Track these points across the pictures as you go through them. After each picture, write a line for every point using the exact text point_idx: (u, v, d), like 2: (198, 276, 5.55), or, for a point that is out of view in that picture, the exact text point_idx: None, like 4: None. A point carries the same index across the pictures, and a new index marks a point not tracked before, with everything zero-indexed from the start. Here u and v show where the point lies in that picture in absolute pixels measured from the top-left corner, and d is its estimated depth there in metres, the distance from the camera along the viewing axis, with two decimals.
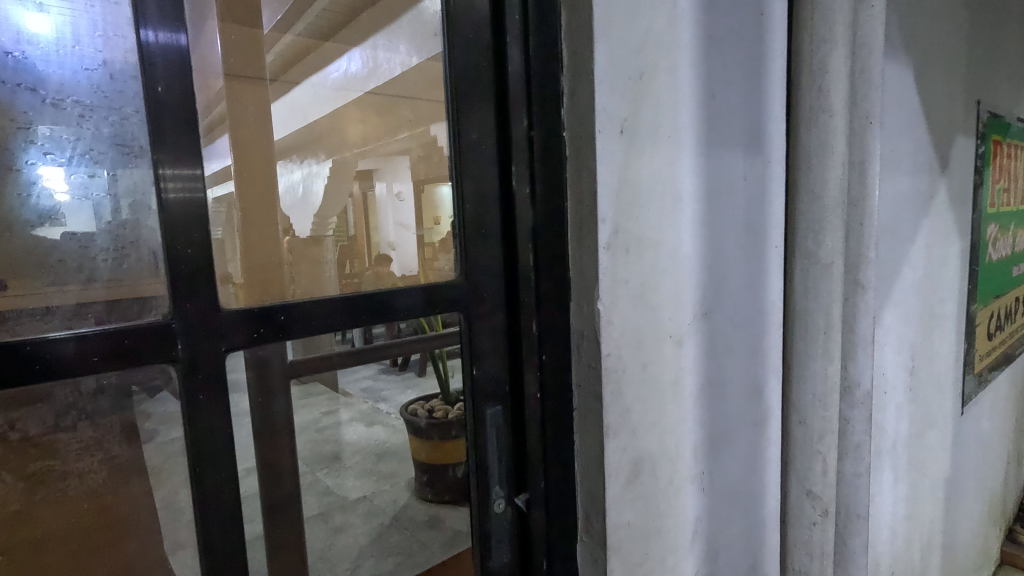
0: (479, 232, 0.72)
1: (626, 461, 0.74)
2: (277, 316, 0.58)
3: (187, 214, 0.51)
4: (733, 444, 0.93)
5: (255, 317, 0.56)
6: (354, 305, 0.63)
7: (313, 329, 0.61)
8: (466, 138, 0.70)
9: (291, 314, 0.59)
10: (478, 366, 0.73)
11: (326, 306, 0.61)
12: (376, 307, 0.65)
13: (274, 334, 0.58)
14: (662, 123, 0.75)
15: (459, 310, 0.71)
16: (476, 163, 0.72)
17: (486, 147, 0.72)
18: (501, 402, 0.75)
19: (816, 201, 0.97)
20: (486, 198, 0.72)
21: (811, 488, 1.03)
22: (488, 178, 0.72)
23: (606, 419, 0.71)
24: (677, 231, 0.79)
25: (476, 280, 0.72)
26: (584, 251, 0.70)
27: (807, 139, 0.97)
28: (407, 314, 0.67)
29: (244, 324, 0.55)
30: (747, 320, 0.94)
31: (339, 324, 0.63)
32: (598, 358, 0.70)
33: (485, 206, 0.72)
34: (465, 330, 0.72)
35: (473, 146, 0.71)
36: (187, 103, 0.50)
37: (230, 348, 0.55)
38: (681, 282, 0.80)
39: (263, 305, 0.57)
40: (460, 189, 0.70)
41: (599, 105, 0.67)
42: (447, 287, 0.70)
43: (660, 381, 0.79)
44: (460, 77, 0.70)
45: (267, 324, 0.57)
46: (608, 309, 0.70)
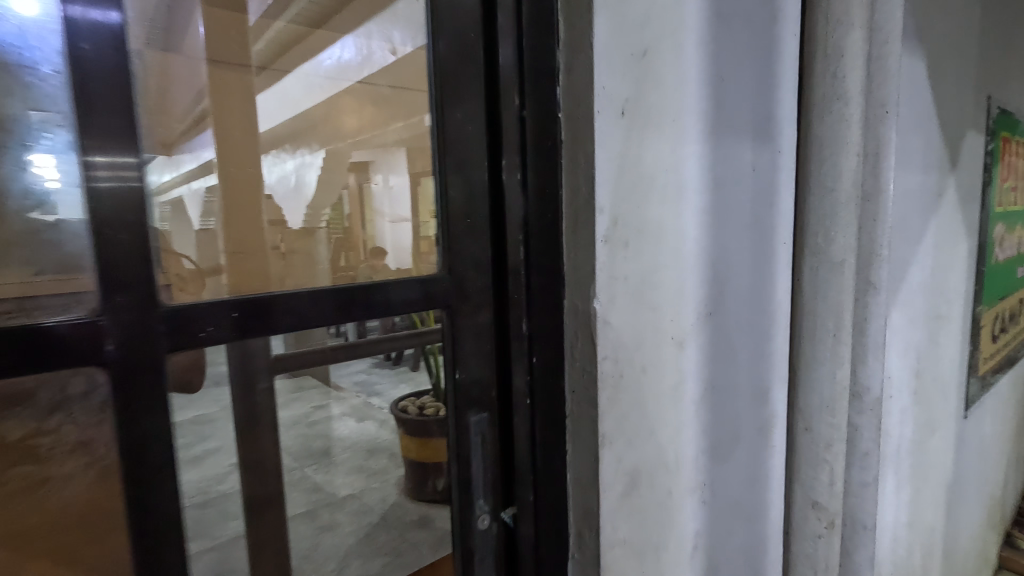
0: (464, 222, 0.64)
1: (623, 473, 0.69)
2: (231, 313, 0.52)
3: (120, 203, 0.45)
4: (736, 450, 0.87)
5: (206, 314, 0.50)
6: (325, 300, 0.57)
7: (276, 328, 0.55)
8: (451, 118, 0.63)
9: (252, 310, 0.53)
10: (462, 370, 0.66)
11: (292, 302, 0.55)
12: (354, 301, 0.59)
13: (230, 332, 0.52)
14: (665, 106, 0.69)
15: (442, 306, 0.64)
16: (460, 143, 0.64)
17: (473, 127, 0.64)
18: (489, 409, 0.68)
19: (827, 195, 0.90)
20: (472, 185, 0.65)
21: (817, 500, 0.97)
22: (473, 163, 0.65)
23: (602, 428, 0.65)
24: (680, 224, 0.73)
25: (460, 273, 0.65)
26: (580, 244, 0.64)
27: (821, 127, 0.90)
28: (385, 310, 0.61)
29: (206, 319, 0.50)
30: (752, 322, 0.88)
31: (327, 320, 0.58)
32: (593, 361, 0.65)
33: (472, 192, 0.65)
34: (449, 329, 0.65)
35: (457, 125, 0.63)
36: (119, 72, 0.44)
37: (173, 349, 0.48)
38: (682, 280, 0.74)
39: (215, 301, 0.51)
40: (444, 174, 0.63)
41: (599, 83, 0.61)
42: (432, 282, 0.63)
43: (660, 386, 0.72)
44: (445, 49, 0.62)
45: (223, 321, 0.51)
46: (604, 307, 0.64)
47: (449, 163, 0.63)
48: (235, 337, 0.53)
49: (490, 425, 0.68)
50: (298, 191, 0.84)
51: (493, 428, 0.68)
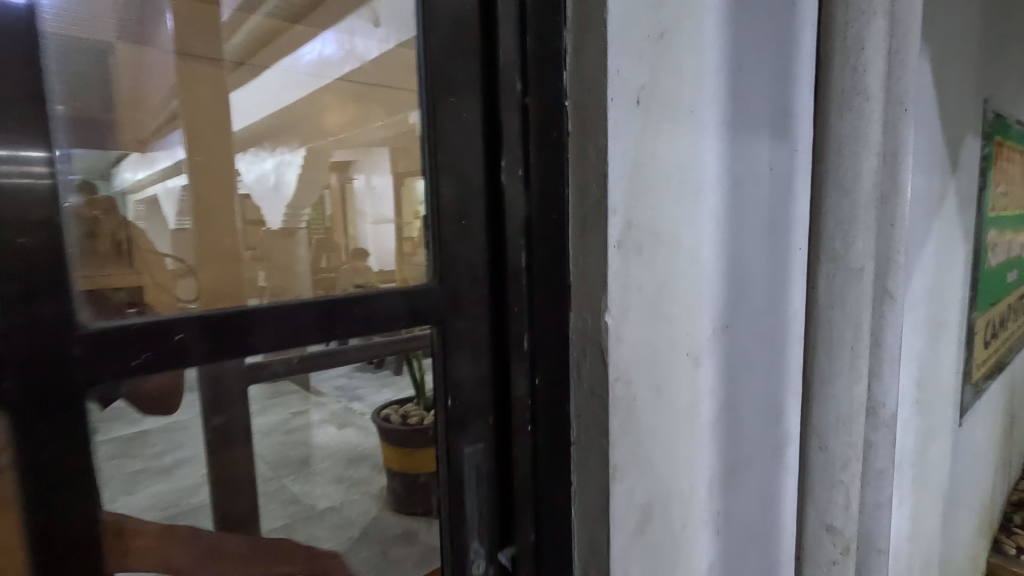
0: (459, 224, 0.56)
1: (635, 505, 0.62)
2: (173, 335, 0.44)
3: (20, 202, 0.37)
4: (750, 474, 0.80)
5: (141, 337, 0.42)
6: (287, 319, 0.49)
7: (231, 353, 0.47)
8: (445, 101, 0.54)
9: (197, 332, 0.45)
10: (454, 396, 0.58)
11: (249, 319, 0.47)
12: (331, 316, 0.51)
13: (169, 360, 0.44)
14: (682, 96, 0.61)
15: (432, 322, 0.56)
16: (454, 134, 0.55)
17: (469, 114, 0.55)
18: (485, 439, 0.59)
19: (846, 197, 0.84)
20: (467, 181, 0.56)
21: (832, 524, 0.91)
22: (469, 157, 0.56)
23: (612, 458, 0.58)
24: (697, 228, 0.65)
25: (452, 283, 0.56)
26: (589, 250, 0.57)
27: (839, 124, 0.83)
28: (363, 328, 0.53)
29: (139, 342, 0.42)
30: (767, 335, 0.81)
31: (306, 336, 0.50)
32: (603, 384, 0.57)
33: (467, 189, 0.56)
34: (438, 349, 0.57)
35: (451, 112, 0.54)
36: (27, 51, 0.37)
37: (96, 381, 0.40)
38: (699, 289, 0.67)
39: (153, 319, 0.43)
40: (435, 170, 0.54)
41: (612, 67, 0.53)
42: (420, 294, 0.55)
43: (674, 407, 0.65)
44: (438, 23, 0.53)
45: (160, 346, 0.43)
46: (617, 322, 0.57)
47: (442, 156, 0.54)
48: (176, 365, 0.44)
49: (487, 458, 0.60)
50: (277, 192, 0.57)
51: (490, 461, 0.60)
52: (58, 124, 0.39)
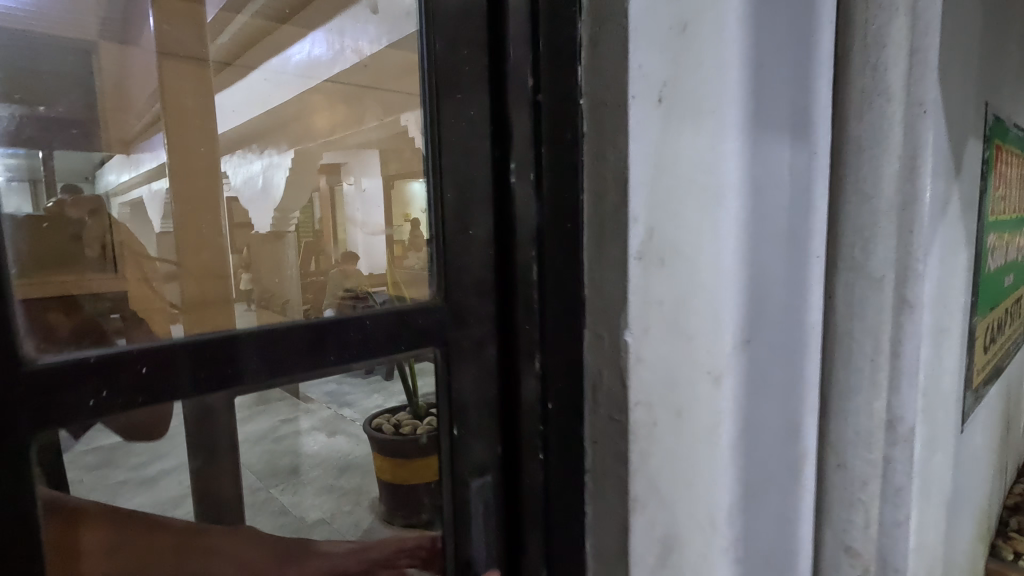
0: (463, 232, 0.51)
1: (656, 540, 0.56)
2: (139, 368, 0.39)
3: None
4: (771, 496, 0.76)
5: (101, 371, 0.37)
6: (272, 346, 0.44)
7: (209, 386, 0.42)
8: (449, 98, 0.49)
9: (168, 364, 0.40)
10: (460, 424, 0.53)
11: (229, 346, 0.42)
12: (322, 340, 0.46)
13: (136, 395, 0.39)
14: (705, 95, 0.57)
15: (435, 343, 0.51)
16: (459, 137, 0.50)
17: (476, 115, 0.51)
18: (493, 470, 0.55)
19: (867, 203, 0.80)
20: (473, 186, 0.51)
21: (850, 544, 0.87)
22: (476, 162, 0.51)
23: (632, 490, 0.53)
24: (718, 238, 0.61)
25: (459, 300, 0.52)
26: (606, 261, 0.52)
27: (859, 127, 0.80)
28: (357, 353, 0.48)
29: (99, 376, 0.37)
30: (788, 348, 0.77)
31: (295, 363, 0.45)
32: (623, 408, 0.52)
33: (473, 195, 0.51)
34: (442, 372, 0.52)
35: (456, 112, 0.50)
36: None
37: (47, 422, 0.36)
38: (720, 303, 0.62)
39: (116, 350, 0.38)
40: (439, 176, 0.50)
41: (633, 61, 0.48)
42: (423, 312, 0.50)
43: (696, 430, 0.61)
44: (443, 16, 0.49)
45: (126, 380, 0.38)
46: (637, 340, 0.52)
47: (447, 160, 0.50)
48: (144, 401, 0.39)
49: (494, 490, 0.55)
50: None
51: (498, 494, 0.55)
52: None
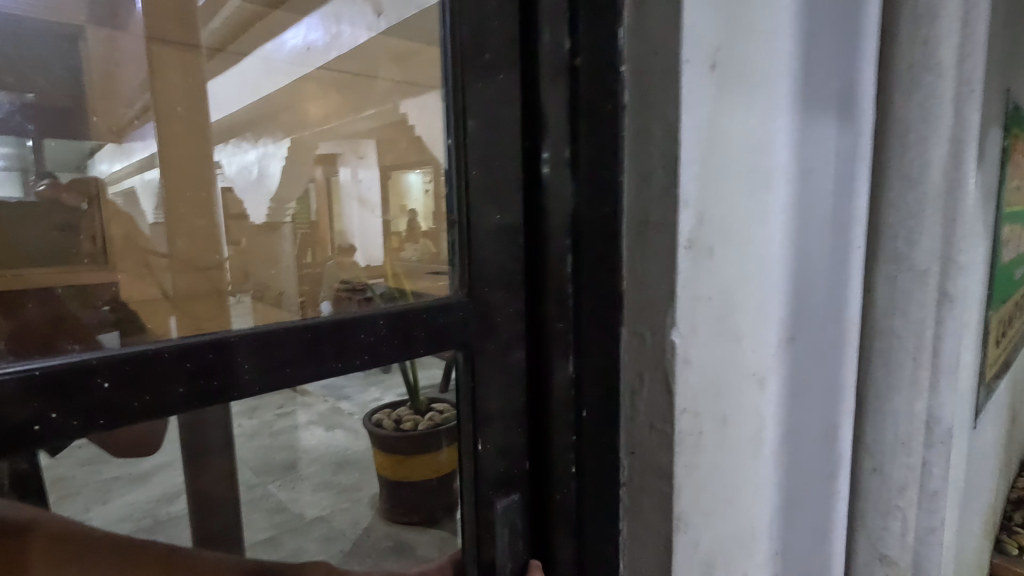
0: (491, 214, 0.47)
1: (697, 561, 0.51)
2: (104, 381, 0.32)
3: None
4: (809, 505, 0.70)
5: (58, 385, 0.30)
6: (268, 352, 0.38)
7: (190, 401, 0.35)
8: (476, 61, 0.45)
9: (137, 379, 0.33)
10: (483, 436, 0.49)
11: (218, 353, 0.36)
12: (327, 344, 0.40)
13: (101, 415, 0.32)
14: (758, 64, 0.51)
15: (460, 344, 0.46)
16: (488, 113, 0.46)
17: (507, 90, 0.47)
18: (518, 488, 0.51)
19: (910, 190, 0.73)
20: (501, 166, 0.47)
21: (885, 552, 0.81)
22: (506, 144, 0.47)
23: (677, 507, 0.47)
24: (766, 225, 0.55)
25: (486, 295, 0.47)
26: (650, 252, 0.45)
27: (904, 107, 0.73)
28: (363, 360, 0.42)
29: (51, 392, 0.30)
30: (826, 347, 0.70)
31: (293, 372, 0.39)
32: (669, 416, 0.46)
33: (501, 178, 0.47)
34: (465, 377, 0.47)
35: (485, 85, 0.45)
36: None
37: None
38: (765, 297, 0.56)
39: (76, 359, 0.31)
40: (464, 152, 0.45)
41: (686, 18, 0.42)
42: (442, 310, 0.45)
43: (739, 438, 0.55)
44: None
45: (87, 398, 0.31)
46: (685, 341, 0.46)
47: (474, 133, 0.45)
48: (110, 421, 0.32)
49: (519, 505, 0.51)
50: (259, 184, 0.67)
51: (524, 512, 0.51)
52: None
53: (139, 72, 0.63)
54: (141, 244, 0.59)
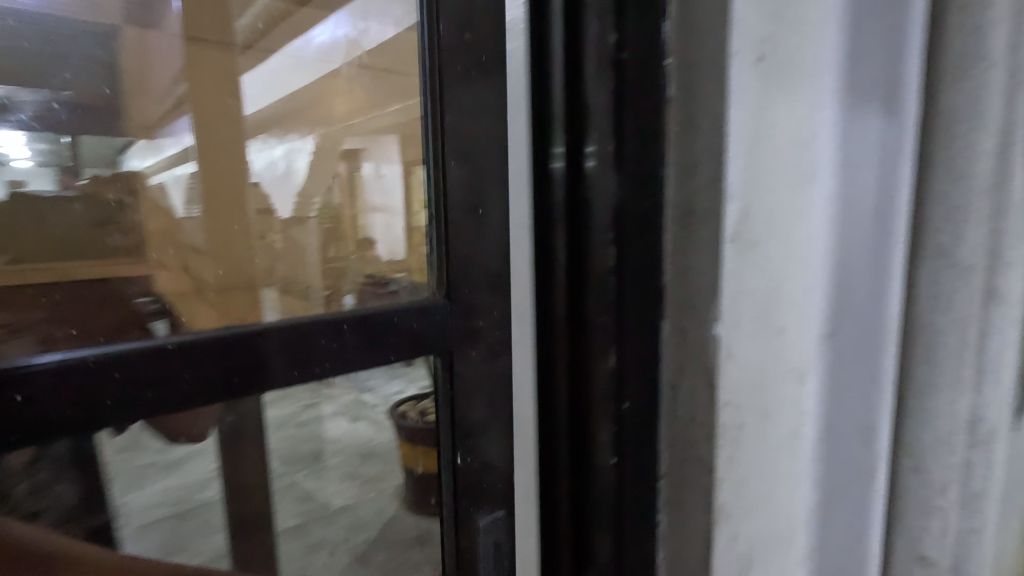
0: (474, 215, 0.50)
1: (737, 555, 0.51)
2: (133, 369, 0.37)
3: None
4: (846, 504, 0.69)
5: (91, 372, 0.36)
6: (275, 349, 0.42)
7: (203, 391, 0.40)
8: (452, 57, 0.47)
9: (140, 371, 0.38)
10: (472, 443, 0.53)
11: (230, 348, 0.41)
12: (325, 347, 0.45)
13: (125, 400, 0.37)
14: (804, 57, 0.50)
15: (439, 345, 0.50)
16: (469, 116, 0.48)
17: (495, 86, 0.49)
18: (503, 506, 0.55)
19: (955, 183, 0.69)
20: (485, 163, 0.49)
21: (924, 553, 0.77)
22: (491, 136, 0.50)
23: (719, 499, 0.48)
24: (810, 219, 0.54)
25: (469, 297, 0.50)
26: (694, 247, 0.46)
27: (950, 98, 0.68)
28: (357, 362, 0.46)
29: (86, 379, 0.36)
30: (867, 344, 0.69)
31: (296, 370, 0.44)
32: (711, 410, 0.47)
33: (484, 176, 0.50)
34: (447, 385, 0.51)
35: (464, 81, 0.48)
36: None
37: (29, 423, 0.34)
38: (808, 293, 0.55)
39: (107, 351, 0.37)
40: (441, 146, 0.48)
41: (735, 9, 0.41)
42: (422, 313, 0.48)
43: (779, 433, 0.55)
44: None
45: (115, 385, 0.37)
46: (730, 336, 0.46)
47: (451, 125, 0.48)
48: (134, 408, 0.38)
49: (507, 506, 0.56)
50: (286, 179, 0.68)
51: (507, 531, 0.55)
52: (33, 107, 0.56)
53: (167, 67, 0.64)
54: (180, 241, 0.62)
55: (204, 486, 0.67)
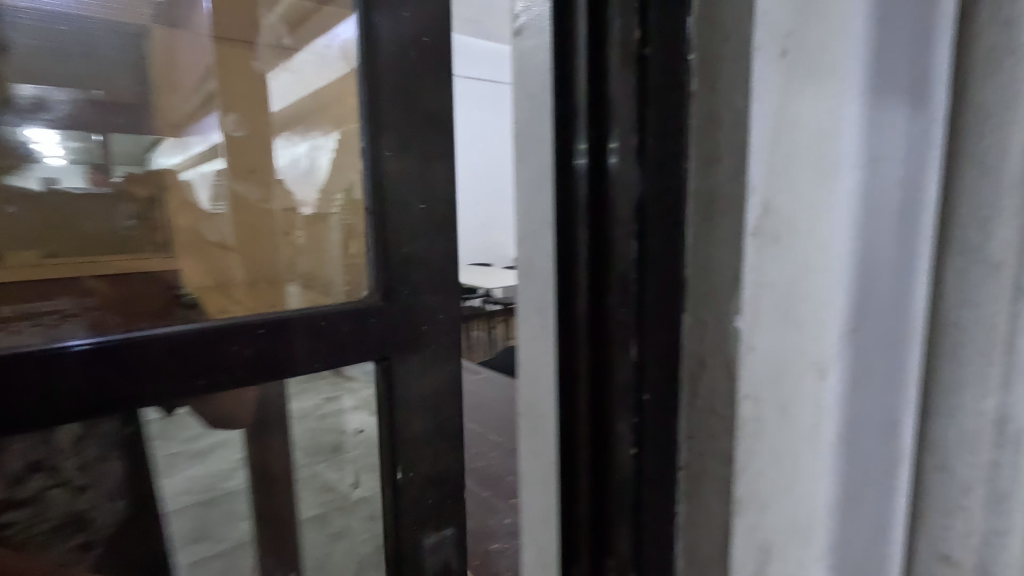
0: (420, 207, 0.72)
1: (756, 546, 0.52)
2: (209, 341, 0.59)
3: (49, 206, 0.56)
4: (868, 498, 0.69)
5: (186, 345, 0.58)
6: (308, 331, 0.65)
7: (250, 365, 0.62)
8: (377, 65, 0.67)
9: (205, 350, 0.59)
10: (411, 456, 0.74)
11: (273, 329, 0.63)
12: (325, 339, 0.66)
13: (208, 365, 0.59)
14: (832, 47, 0.50)
15: (393, 322, 0.70)
16: (403, 117, 0.70)
17: (426, 108, 0.72)
18: (449, 528, 0.78)
19: (990, 178, 0.66)
20: (428, 181, 0.72)
21: (949, 554, 0.76)
22: (433, 153, 0.73)
23: (737, 490, 0.48)
24: (835, 213, 0.54)
25: (412, 297, 0.71)
26: (715, 240, 0.46)
27: (984, 90, 0.66)
28: (346, 352, 0.68)
29: (182, 346, 0.57)
30: (891, 340, 0.68)
31: (312, 352, 0.66)
32: (731, 402, 0.47)
33: (429, 188, 0.72)
34: (386, 380, 0.71)
35: (393, 104, 0.69)
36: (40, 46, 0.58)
37: (154, 377, 0.56)
38: (832, 288, 0.55)
39: (191, 330, 0.58)
40: (381, 141, 0.68)
41: (759, 4, 0.42)
42: (368, 314, 0.68)
43: (801, 425, 0.55)
44: (386, 72, 0.68)
45: (200, 358, 0.59)
46: (750, 330, 0.46)
47: (386, 115, 0.69)
48: (214, 369, 0.59)
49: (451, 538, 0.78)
50: (309, 175, 0.74)
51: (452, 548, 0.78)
52: (64, 109, 0.64)
53: (196, 58, 0.69)
54: (205, 238, 0.69)
55: (228, 476, 0.76)
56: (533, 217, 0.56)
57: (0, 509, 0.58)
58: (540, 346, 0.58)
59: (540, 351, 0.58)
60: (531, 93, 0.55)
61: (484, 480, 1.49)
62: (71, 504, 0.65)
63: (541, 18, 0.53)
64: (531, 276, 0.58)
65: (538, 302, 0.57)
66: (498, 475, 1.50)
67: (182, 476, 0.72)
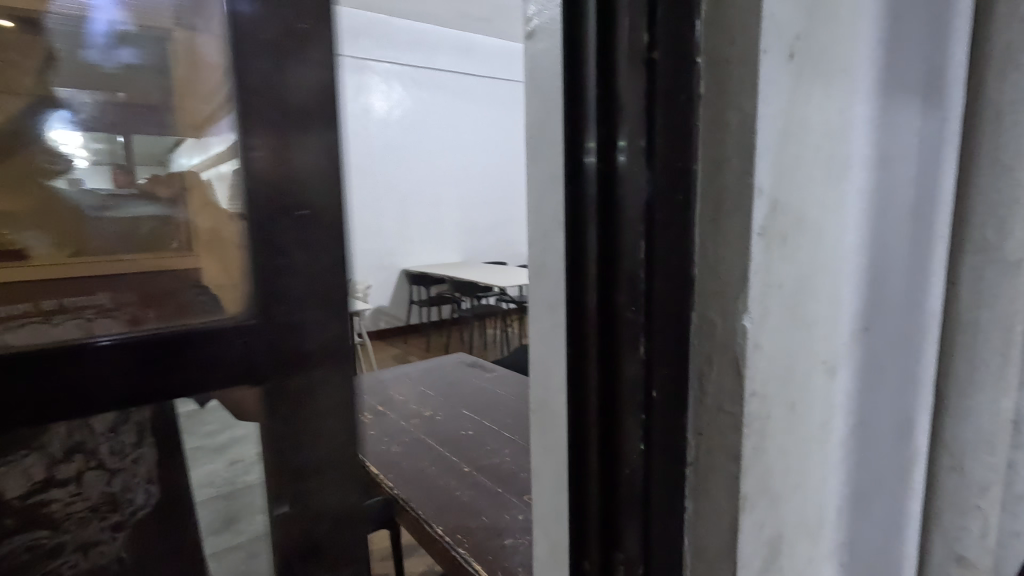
0: (294, 216, 0.59)
1: (763, 541, 0.53)
2: (183, 352, 0.55)
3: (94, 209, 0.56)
4: (880, 499, 0.69)
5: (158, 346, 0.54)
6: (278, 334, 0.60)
7: (223, 374, 0.58)
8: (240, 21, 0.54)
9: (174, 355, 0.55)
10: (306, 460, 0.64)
11: (233, 333, 0.58)
12: (275, 352, 0.60)
13: (178, 373, 0.56)
14: (840, 50, 0.50)
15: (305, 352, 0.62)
16: (268, 92, 0.56)
17: (314, 90, 0.58)
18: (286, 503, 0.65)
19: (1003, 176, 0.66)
20: (317, 172, 0.59)
21: (963, 554, 0.75)
22: (314, 127, 0.58)
23: (744, 486, 0.49)
24: (844, 213, 0.55)
25: (295, 315, 0.60)
26: (723, 241, 0.47)
27: (1000, 88, 0.65)
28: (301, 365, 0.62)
29: (148, 351, 0.54)
30: (904, 339, 0.68)
31: (273, 365, 0.60)
32: (738, 400, 0.48)
33: (296, 176, 0.58)
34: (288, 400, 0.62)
35: (266, 73, 0.56)
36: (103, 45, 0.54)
37: (132, 388, 0.54)
38: (839, 287, 0.56)
39: (158, 334, 0.54)
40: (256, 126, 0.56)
41: (767, 9, 0.43)
42: (272, 327, 0.59)
43: (809, 423, 0.55)
44: (250, 61, 0.55)
45: (173, 361, 0.55)
46: (756, 328, 0.47)
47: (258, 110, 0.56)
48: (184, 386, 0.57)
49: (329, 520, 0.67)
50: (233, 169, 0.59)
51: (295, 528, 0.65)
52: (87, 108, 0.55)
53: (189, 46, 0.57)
54: (223, 236, 0.58)
55: (250, 469, 0.63)
56: (545, 218, 0.58)
57: (38, 489, 0.60)
58: (552, 343, 0.59)
59: (551, 348, 0.59)
60: (544, 95, 0.56)
61: (498, 476, 1.50)
62: (108, 486, 0.66)
63: (553, 23, 0.54)
64: (543, 276, 0.59)
65: (550, 301, 0.59)
66: (511, 471, 1.51)
67: (205, 469, 0.66)
